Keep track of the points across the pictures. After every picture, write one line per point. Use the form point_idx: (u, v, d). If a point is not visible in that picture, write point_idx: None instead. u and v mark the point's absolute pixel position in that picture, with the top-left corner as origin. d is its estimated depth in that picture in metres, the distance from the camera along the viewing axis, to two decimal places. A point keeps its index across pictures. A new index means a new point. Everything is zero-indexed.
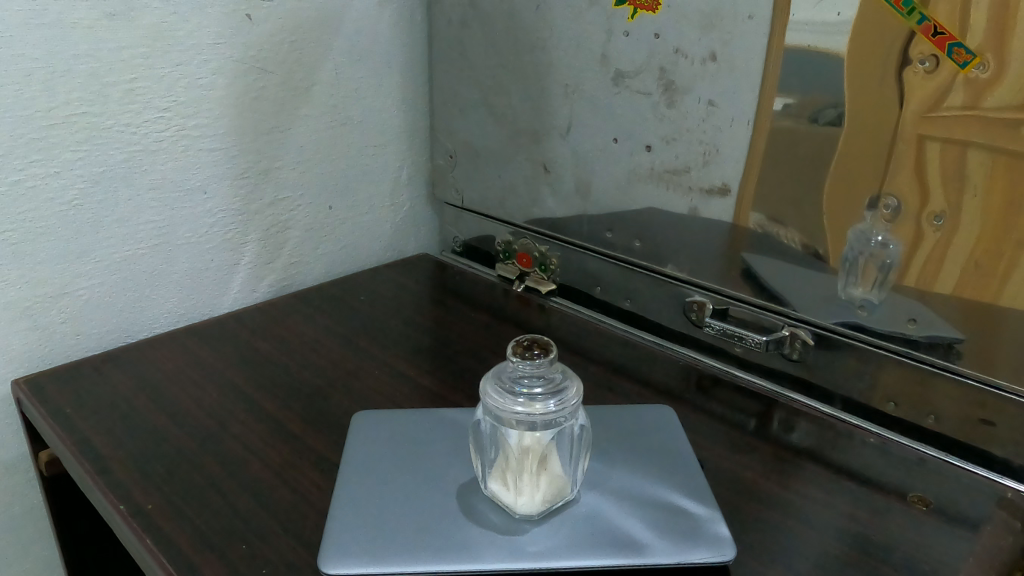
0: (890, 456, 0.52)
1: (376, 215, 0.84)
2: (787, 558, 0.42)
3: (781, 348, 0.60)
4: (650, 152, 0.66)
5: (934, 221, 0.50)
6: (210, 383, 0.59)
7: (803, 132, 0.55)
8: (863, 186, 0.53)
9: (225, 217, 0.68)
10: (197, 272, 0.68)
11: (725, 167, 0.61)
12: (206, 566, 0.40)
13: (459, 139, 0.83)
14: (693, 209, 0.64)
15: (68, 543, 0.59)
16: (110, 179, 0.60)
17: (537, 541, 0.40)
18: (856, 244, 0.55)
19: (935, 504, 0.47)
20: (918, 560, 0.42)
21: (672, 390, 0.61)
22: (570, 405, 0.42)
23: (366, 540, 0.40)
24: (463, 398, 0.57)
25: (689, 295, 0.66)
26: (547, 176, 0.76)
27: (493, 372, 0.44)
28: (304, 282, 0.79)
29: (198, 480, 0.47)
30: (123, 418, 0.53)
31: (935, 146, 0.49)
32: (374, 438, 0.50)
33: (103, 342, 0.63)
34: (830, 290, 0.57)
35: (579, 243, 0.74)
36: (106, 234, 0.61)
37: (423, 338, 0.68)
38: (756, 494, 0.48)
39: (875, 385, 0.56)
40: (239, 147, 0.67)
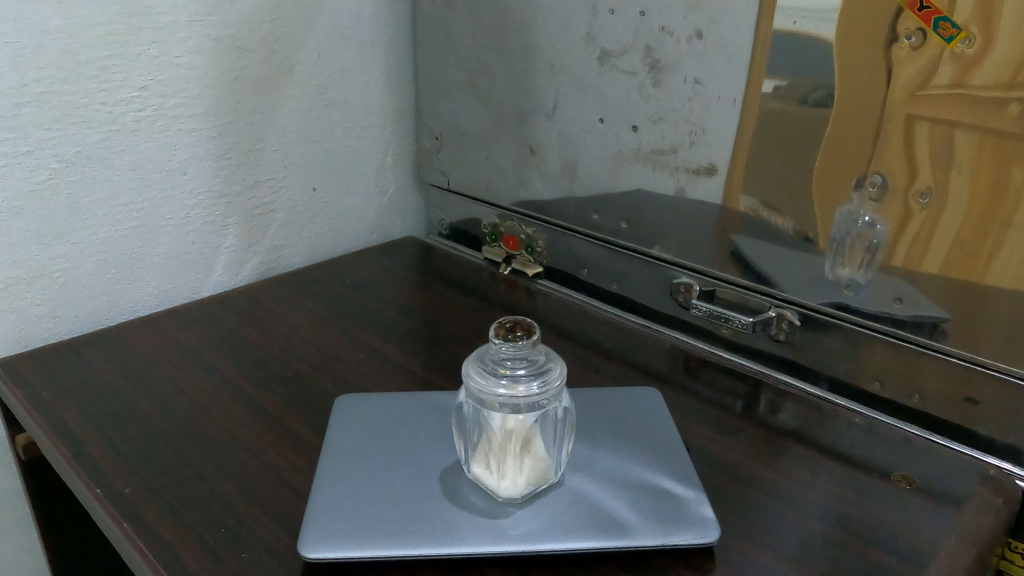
0: (875, 436, 0.52)
1: (361, 197, 0.83)
2: (771, 538, 0.42)
3: (768, 329, 0.60)
4: (636, 133, 0.65)
5: (920, 199, 0.50)
6: (191, 366, 0.58)
7: (791, 114, 0.55)
8: (850, 165, 0.53)
9: (206, 198, 0.68)
10: (179, 255, 0.67)
11: (712, 147, 0.60)
12: (183, 550, 0.40)
13: (444, 120, 0.82)
14: (680, 190, 0.64)
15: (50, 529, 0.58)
16: (86, 160, 0.58)
17: (520, 524, 0.40)
18: (843, 224, 0.54)
19: (919, 483, 0.47)
20: (901, 539, 0.42)
21: (658, 372, 0.60)
22: (554, 387, 0.42)
23: (346, 524, 0.40)
24: (448, 381, 0.57)
25: (677, 276, 0.66)
26: (533, 157, 0.75)
27: (476, 355, 0.44)
28: (289, 265, 0.78)
29: (177, 464, 0.46)
30: (102, 402, 0.53)
31: (922, 124, 0.49)
32: (357, 421, 0.50)
33: (82, 325, 0.63)
34: (817, 271, 0.57)
35: (566, 225, 0.74)
36: (83, 215, 0.60)
37: (407, 321, 0.67)
38: (740, 475, 0.47)
39: (861, 365, 0.56)
40: (220, 128, 0.66)
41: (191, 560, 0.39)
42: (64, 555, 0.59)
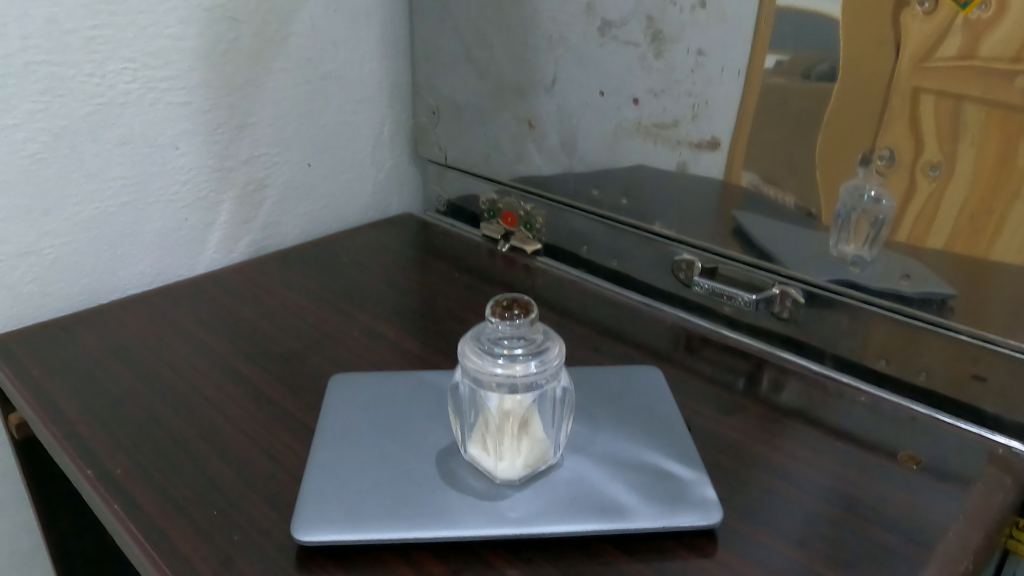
0: (881, 415, 0.51)
1: (357, 173, 0.81)
2: (774, 520, 0.41)
3: (771, 307, 0.59)
4: (637, 106, 0.64)
5: (930, 172, 0.49)
6: (183, 345, 0.57)
7: (794, 89, 0.53)
8: (856, 138, 0.51)
9: (198, 173, 0.66)
10: (171, 231, 0.66)
11: (715, 119, 0.59)
12: (173, 531, 0.39)
13: (442, 95, 0.80)
14: (681, 164, 0.62)
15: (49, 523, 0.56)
16: (74, 133, 0.57)
17: (518, 506, 0.39)
18: (848, 200, 0.53)
19: (925, 462, 0.46)
20: (907, 520, 0.41)
21: (660, 350, 0.59)
22: (552, 366, 0.41)
23: (340, 506, 0.39)
24: (445, 359, 0.56)
25: (678, 253, 0.64)
26: (532, 132, 0.73)
27: (471, 334, 0.43)
28: (284, 242, 0.77)
29: (168, 444, 0.45)
30: (92, 381, 0.52)
31: (929, 97, 0.48)
32: (351, 401, 0.49)
33: (73, 302, 0.62)
34: (821, 247, 0.55)
35: (565, 200, 0.72)
36: (73, 190, 0.59)
37: (404, 299, 0.66)
38: (743, 455, 0.46)
39: (867, 342, 0.55)
40: (212, 101, 0.65)
41: (183, 542, 0.38)
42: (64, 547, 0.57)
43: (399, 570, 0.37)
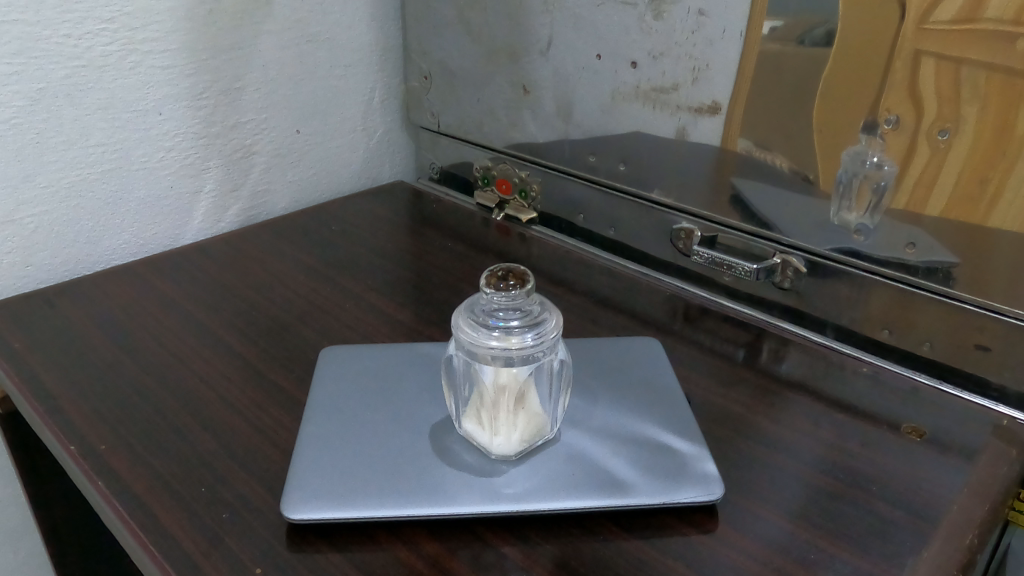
0: (883, 386, 0.50)
1: (347, 140, 0.79)
2: (775, 493, 0.40)
3: (772, 277, 0.58)
4: (635, 69, 0.62)
5: (939, 136, 0.47)
6: (170, 316, 0.56)
7: (790, 55, 0.52)
8: (858, 103, 0.50)
9: (184, 140, 0.64)
10: (156, 200, 0.64)
11: (714, 83, 0.57)
12: (160, 508, 0.38)
13: (433, 59, 0.78)
14: (681, 130, 0.60)
15: (38, 502, 0.54)
16: (51, 97, 0.55)
17: (513, 483, 0.38)
18: (850, 165, 0.51)
19: (929, 434, 0.45)
20: (911, 493, 0.40)
21: (658, 321, 0.58)
22: (549, 339, 0.39)
23: (331, 483, 0.38)
24: (439, 331, 0.55)
25: (677, 221, 0.63)
26: (526, 97, 0.71)
27: (465, 306, 0.41)
28: (273, 211, 0.75)
29: (154, 418, 0.44)
30: (76, 354, 0.50)
31: (929, 61, 0.46)
32: (342, 375, 0.47)
33: (56, 274, 0.60)
34: (822, 216, 0.54)
35: (561, 167, 0.71)
36: (52, 157, 0.57)
37: (396, 269, 0.65)
38: (743, 428, 0.46)
39: (869, 312, 0.54)
40: (196, 64, 0.62)
41: (169, 520, 0.37)
42: (54, 526, 0.55)
43: (392, 548, 0.36)
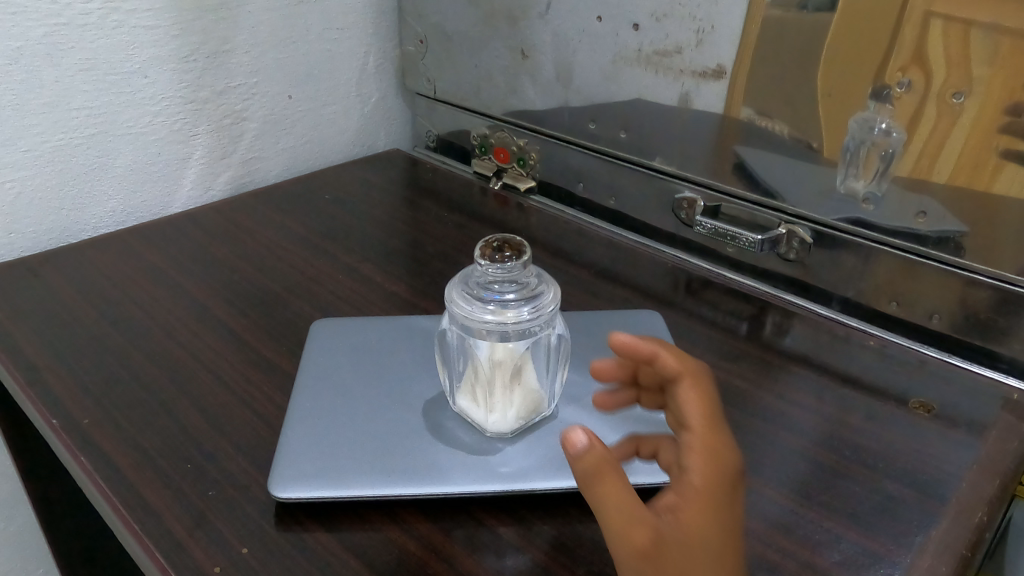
0: (889, 359, 0.49)
1: (340, 106, 0.77)
2: (778, 469, 0.39)
3: (777, 248, 0.56)
4: (637, 32, 0.59)
5: (954, 99, 0.45)
6: (158, 288, 0.54)
7: (793, 20, 0.50)
8: (867, 67, 0.48)
9: (170, 104, 0.62)
10: (143, 166, 0.63)
11: (719, 47, 0.54)
12: (144, 485, 0.36)
13: (429, 22, 0.75)
14: (684, 96, 0.58)
15: (31, 473, 0.52)
16: (30, 57, 0.53)
17: (510, 461, 0.37)
18: (858, 132, 0.50)
19: (938, 409, 0.44)
20: (918, 469, 0.39)
21: (659, 293, 0.57)
22: (547, 313, 0.38)
23: (321, 460, 0.37)
24: (434, 303, 0.53)
25: (679, 190, 0.61)
26: (525, 62, 0.69)
27: (459, 278, 0.40)
28: (266, 178, 0.73)
29: (139, 393, 0.43)
30: (60, 326, 0.49)
31: (937, 23, 0.44)
32: (334, 348, 0.46)
33: (40, 241, 0.59)
34: (829, 184, 0.52)
35: (560, 135, 0.69)
36: (33, 120, 0.55)
37: (391, 239, 0.63)
38: (747, 403, 0.44)
39: (876, 284, 0.52)
40: (182, 25, 0.60)
41: (153, 497, 0.36)
42: (48, 498, 0.53)
43: (385, 528, 0.35)
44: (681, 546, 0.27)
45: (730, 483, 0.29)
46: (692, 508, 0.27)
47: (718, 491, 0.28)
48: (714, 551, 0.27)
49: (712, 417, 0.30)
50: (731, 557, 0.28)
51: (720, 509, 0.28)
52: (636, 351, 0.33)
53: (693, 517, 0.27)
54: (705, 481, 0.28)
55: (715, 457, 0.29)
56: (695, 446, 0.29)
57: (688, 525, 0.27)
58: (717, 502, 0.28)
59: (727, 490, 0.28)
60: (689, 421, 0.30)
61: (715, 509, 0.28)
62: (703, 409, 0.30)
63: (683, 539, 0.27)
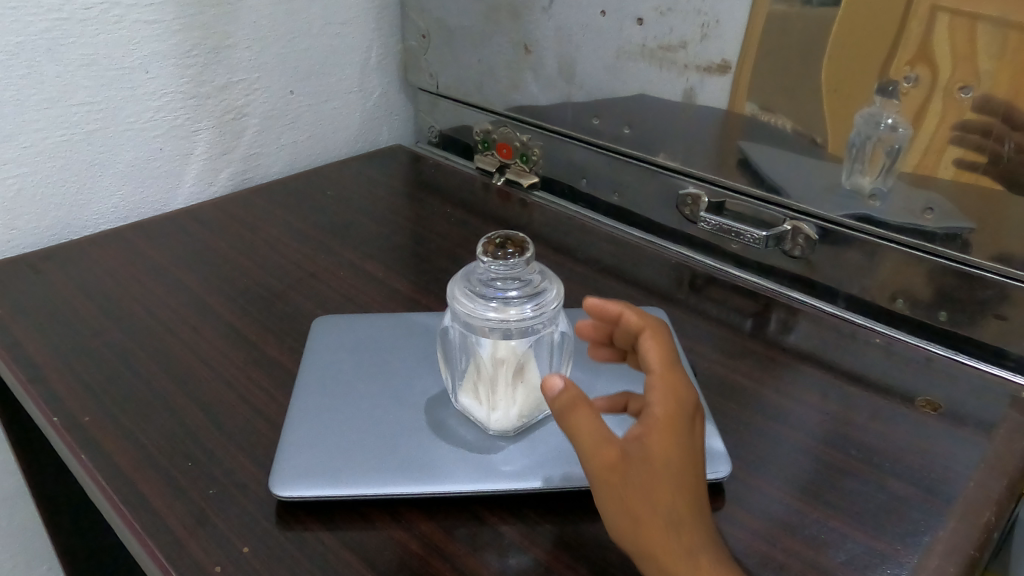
0: (895, 357, 0.49)
1: (343, 101, 0.77)
2: (782, 468, 0.39)
3: (782, 245, 0.56)
4: (641, 27, 0.58)
5: (962, 93, 0.44)
6: (160, 285, 0.54)
7: (798, 15, 0.49)
8: (873, 62, 0.47)
9: (172, 100, 0.62)
10: (145, 162, 0.62)
11: (724, 41, 0.54)
12: (145, 483, 0.36)
13: (431, 17, 0.75)
14: (689, 91, 0.58)
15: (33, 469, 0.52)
16: (31, 52, 0.53)
17: (512, 459, 0.37)
18: (863, 128, 0.49)
19: (945, 407, 0.44)
20: (925, 469, 0.39)
21: (663, 289, 0.56)
22: (550, 311, 0.38)
23: (322, 459, 0.36)
24: (436, 300, 0.53)
25: (684, 186, 0.61)
26: (528, 57, 0.69)
27: (461, 276, 0.39)
28: (268, 174, 0.73)
29: (141, 390, 0.43)
30: (61, 323, 0.49)
31: (943, 17, 0.44)
32: (336, 345, 0.46)
33: (42, 238, 0.58)
34: (834, 180, 0.52)
35: (563, 131, 0.68)
36: (34, 116, 0.54)
37: (393, 236, 0.63)
38: (751, 401, 0.44)
39: (882, 281, 0.52)
40: (184, 20, 0.60)
41: (154, 496, 0.35)
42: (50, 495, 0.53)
43: (386, 527, 0.34)
44: (646, 466, 0.29)
45: (691, 413, 0.30)
46: (657, 432, 0.29)
47: (679, 419, 0.30)
48: (678, 471, 0.29)
49: (670, 358, 0.32)
50: (696, 479, 0.29)
51: (682, 435, 0.29)
52: (604, 312, 0.36)
53: (657, 442, 0.29)
54: (665, 410, 0.30)
55: (674, 391, 0.30)
56: (655, 382, 0.31)
57: (653, 449, 0.29)
58: (678, 430, 0.29)
59: (687, 419, 0.30)
60: (648, 363, 0.32)
61: (678, 434, 0.29)
62: (661, 352, 0.32)
63: (647, 459, 0.29)
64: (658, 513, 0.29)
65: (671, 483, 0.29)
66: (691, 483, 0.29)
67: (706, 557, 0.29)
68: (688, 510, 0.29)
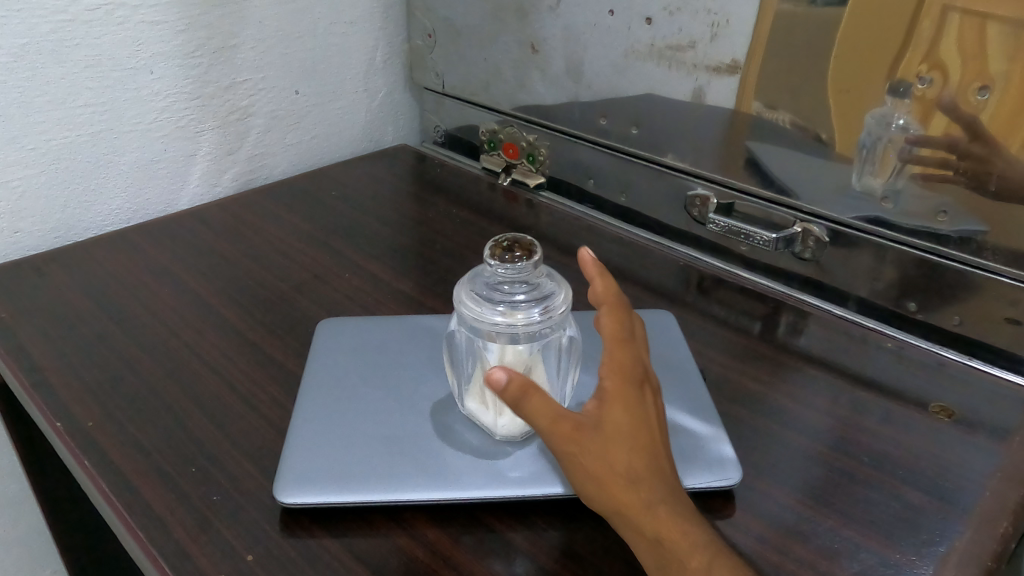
0: (908, 361, 0.48)
1: (348, 101, 0.76)
2: (794, 475, 0.38)
3: (792, 247, 0.55)
4: (650, 26, 0.58)
5: (978, 95, 0.44)
6: (164, 287, 0.53)
7: (804, 15, 0.49)
8: (885, 62, 0.47)
9: (177, 100, 0.61)
10: (150, 163, 0.62)
11: (733, 41, 0.53)
12: (148, 489, 0.36)
13: (438, 16, 0.74)
14: (698, 91, 0.57)
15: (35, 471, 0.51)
16: (36, 53, 0.52)
17: (519, 465, 0.36)
18: (874, 128, 0.49)
19: (959, 414, 0.43)
20: (940, 477, 0.38)
21: (671, 291, 0.56)
22: (557, 316, 0.37)
23: (327, 465, 0.36)
24: (442, 302, 0.52)
25: (692, 187, 0.60)
26: (535, 57, 0.68)
27: (468, 279, 0.39)
28: (272, 174, 0.73)
29: (144, 394, 0.42)
30: (65, 326, 0.48)
31: (954, 16, 0.43)
32: (340, 349, 0.45)
33: (46, 240, 0.58)
34: (845, 182, 0.51)
35: (570, 131, 0.68)
36: (38, 118, 0.54)
37: (399, 237, 0.62)
38: (761, 405, 0.43)
39: (894, 284, 0.51)
40: (189, 20, 0.59)
41: (157, 502, 0.35)
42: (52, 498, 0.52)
43: (391, 534, 0.34)
44: (600, 430, 0.31)
45: (640, 382, 0.32)
46: (610, 403, 0.31)
47: (629, 389, 0.32)
48: (632, 435, 0.31)
49: (624, 330, 0.34)
50: (651, 442, 0.31)
51: (633, 400, 0.31)
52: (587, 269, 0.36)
53: (610, 408, 0.31)
54: (616, 382, 0.32)
55: (625, 363, 0.32)
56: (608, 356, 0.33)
57: (607, 418, 0.31)
58: (629, 399, 0.31)
59: (636, 388, 0.32)
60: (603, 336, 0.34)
61: (630, 401, 0.31)
62: (614, 323, 0.34)
63: (602, 428, 0.31)
64: (616, 474, 0.30)
65: (626, 445, 0.30)
66: (646, 443, 0.31)
67: (666, 509, 0.30)
68: (646, 468, 0.30)
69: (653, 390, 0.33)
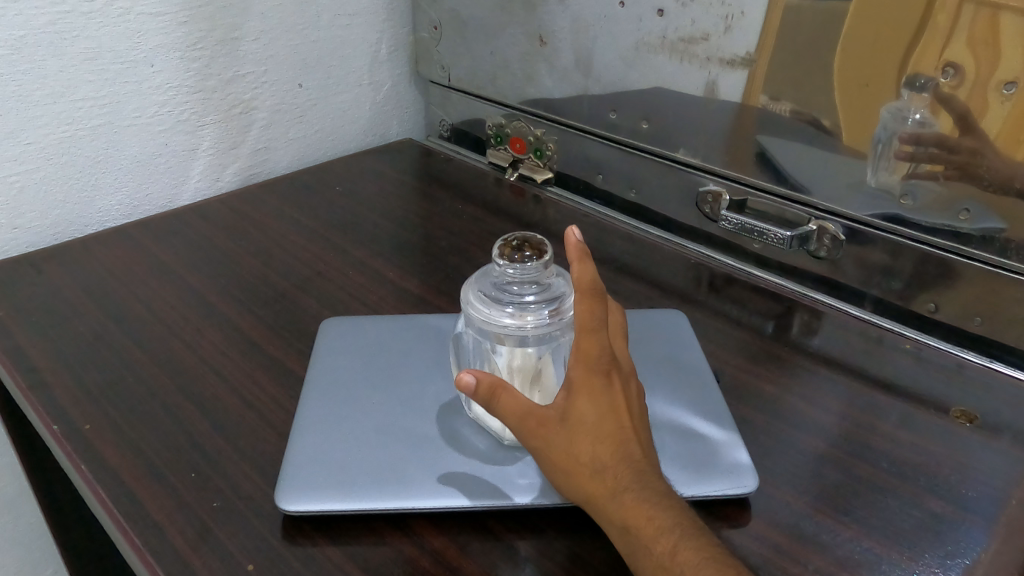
0: (926, 364, 0.47)
1: (352, 95, 0.75)
2: (811, 481, 0.37)
3: (806, 245, 0.54)
4: (662, 18, 0.56)
5: (1003, 89, 0.42)
6: (165, 285, 0.52)
7: (818, 7, 0.47)
8: (902, 54, 0.45)
9: (178, 93, 0.60)
10: (151, 157, 0.61)
11: (748, 33, 0.52)
12: (147, 495, 0.35)
13: (444, 7, 0.73)
14: (711, 85, 0.56)
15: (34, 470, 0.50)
16: (35, 46, 0.51)
17: (528, 472, 0.35)
18: (890, 123, 0.47)
19: (981, 418, 0.42)
20: (962, 484, 0.37)
21: (682, 290, 0.54)
22: (568, 318, 0.35)
23: (330, 471, 0.35)
24: (448, 300, 0.51)
25: (704, 183, 0.59)
26: (543, 49, 0.67)
27: (477, 279, 0.38)
28: (275, 169, 0.71)
29: (144, 397, 0.41)
30: (63, 326, 0.47)
31: (970, 8, 0.42)
32: (344, 349, 0.44)
33: (44, 237, 0.57)
34: (861, 178, 0.50)
35: (579, 125, 0.66)
36: (36, 112, 0.53)
37: (404, 233, 0.61)
38: (776, 409, 0.42)
39: (911, 284, 0.50)
40: (190, 12, 0.58)
41: (155, 509, 0.34)
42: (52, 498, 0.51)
43: (397, 543, 0.33)
44: (565, 421, 0.31)
45: (606, 369, 0.31)
46: (575, 393, 0.31)
47: (594, 377, 0.31)
48: (597, 424, 0.30)
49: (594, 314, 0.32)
50: (620, 427, 0.31)
51: (598, 388, 0.31)
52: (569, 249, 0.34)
53: (575, 398, 0.31)
54: (580, 371, 0.31)
55: (588, 350, 0.31)
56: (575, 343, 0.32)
57: (573, 409, 0.31)
58: (593, 387, 0.31)
59: (600, 375, 0.31)
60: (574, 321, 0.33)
61: (594, 389, 0.31)
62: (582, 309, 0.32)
63: (566, 419, 0.31)
64: (581, 464, 0.30)
65: (590, 435, 0.30)
66: (613, 430, 0.30)
67: (634, 494, 0.29)
68: (613, 455, 0.30)
69: (626, 377, 0.32)
